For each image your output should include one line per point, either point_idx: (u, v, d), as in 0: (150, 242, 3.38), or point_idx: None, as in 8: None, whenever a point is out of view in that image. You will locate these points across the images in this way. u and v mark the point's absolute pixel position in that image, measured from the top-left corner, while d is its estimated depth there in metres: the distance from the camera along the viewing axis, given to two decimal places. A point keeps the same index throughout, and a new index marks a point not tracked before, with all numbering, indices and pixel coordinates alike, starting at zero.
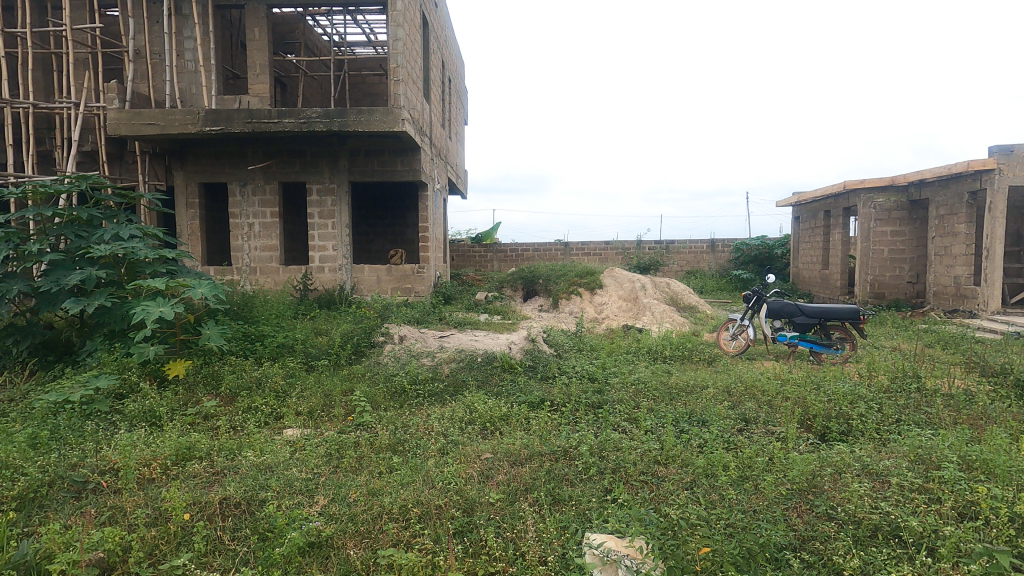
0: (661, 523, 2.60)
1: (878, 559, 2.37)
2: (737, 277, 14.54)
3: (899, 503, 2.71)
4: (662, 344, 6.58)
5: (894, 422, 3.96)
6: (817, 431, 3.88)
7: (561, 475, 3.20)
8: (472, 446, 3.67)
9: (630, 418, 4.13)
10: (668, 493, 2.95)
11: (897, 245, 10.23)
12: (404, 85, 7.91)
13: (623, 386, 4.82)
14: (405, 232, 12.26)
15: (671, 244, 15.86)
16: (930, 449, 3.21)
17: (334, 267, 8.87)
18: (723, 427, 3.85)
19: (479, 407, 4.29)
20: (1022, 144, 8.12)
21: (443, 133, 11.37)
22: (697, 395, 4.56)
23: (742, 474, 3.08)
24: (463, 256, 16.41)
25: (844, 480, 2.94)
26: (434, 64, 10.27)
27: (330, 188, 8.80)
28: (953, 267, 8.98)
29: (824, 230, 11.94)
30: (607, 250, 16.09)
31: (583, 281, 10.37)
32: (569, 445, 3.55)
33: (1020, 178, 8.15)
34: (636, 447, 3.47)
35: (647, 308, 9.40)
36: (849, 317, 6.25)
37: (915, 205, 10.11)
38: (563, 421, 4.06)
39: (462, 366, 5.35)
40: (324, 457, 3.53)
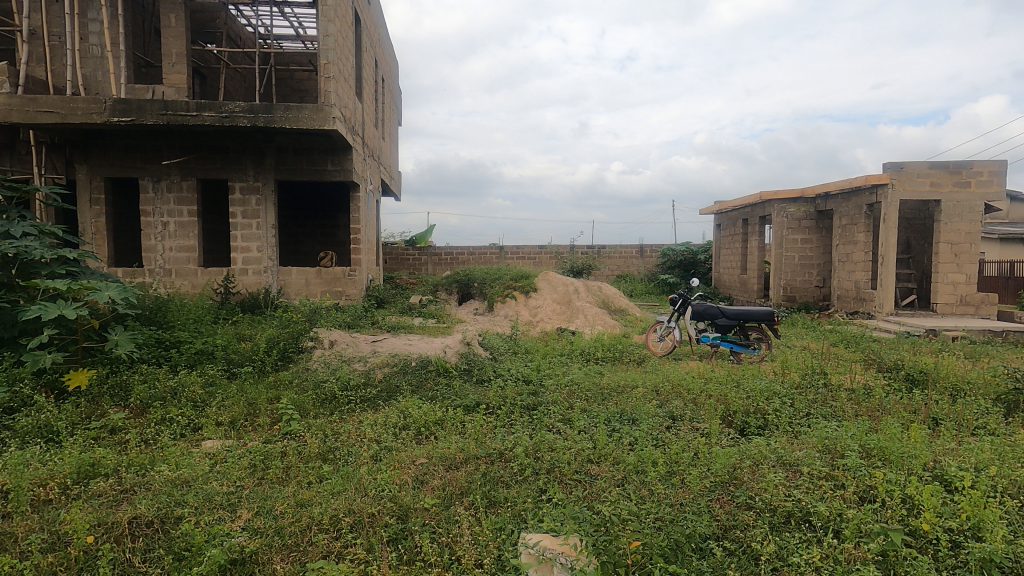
0: (594, 520, 2.68)
1: (791, 544, 2.54)
2: (664, 281, 15.17)
3: (809, 490, 2.91)
4: (594, 346, 6.75)
5: (804, 415, 4.27)
6: (737, 426, 4.12)
7: (497, 477, 3.21)
8: (407, 452, 3.61)
9: (564, 419, 4.21)
10: (600, 491, 3.02)
11: (806, 252, 11.06)
12: (335, 82, 7.65)
13: (558, 388, 4.90)
14: (335, 234, 11.87)
15: (603, 249, 16.32)
16: (835, 440, 3.49)
17: (259, 269, 8.45)
18: (652, 425, 4.00)
19: (413, 413, 4.21)
20: (910, 161, 8.97)
21: (376, 133, 11.10)
22: (627, 395, 4.71)
23: (669, 469, 3.21)
24: (397, 259, 16.11)
25: (761, 471, 3.14)
26: (367, 63, 10.02)
27: (254, 187, 8.39)
28: (854, 273, 9.82)
29: (743, 237, 12.72)
30: (541, 253, 16.33)
31: (517, 285, 10.44)
32: (505, 447, 3.56)
33: (909, 192, 8.99)
34: (570, 447, 3.53)
35: (580, 311, 9.61)
36: (765, 318, 6.66)
37: (822, 215, 10.96)
38: (498, 423, 4.07)
39: (396, 370, 5.24)
40: (247, 469, 3.35)
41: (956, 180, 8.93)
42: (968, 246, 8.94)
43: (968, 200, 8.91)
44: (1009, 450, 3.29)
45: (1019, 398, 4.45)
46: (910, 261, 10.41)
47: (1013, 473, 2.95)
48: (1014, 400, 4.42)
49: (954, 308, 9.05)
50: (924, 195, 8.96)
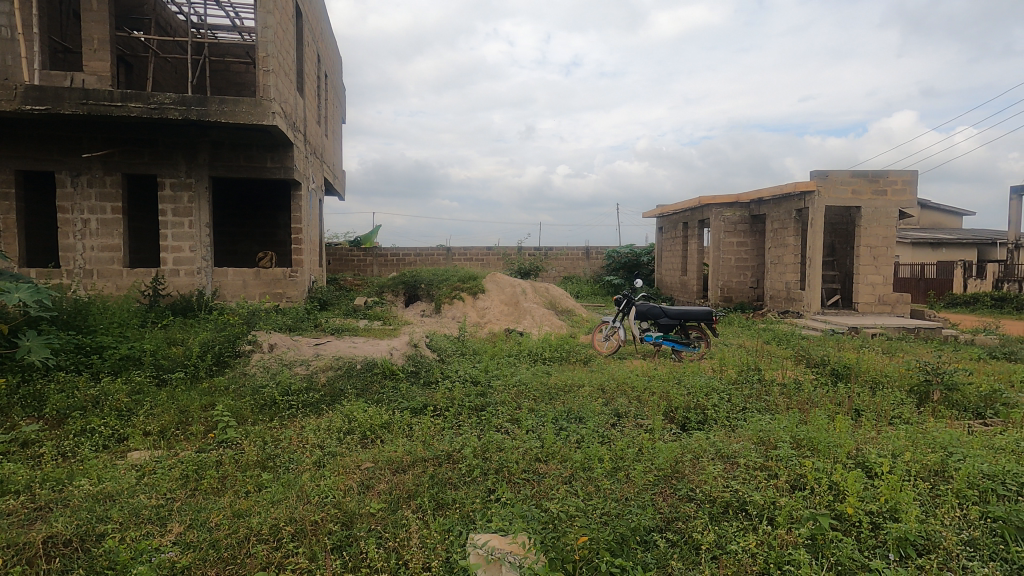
0: (542, 518, 2.70)
1: (729, 532, 2.65)
2: (609, 282, 15.51)
3: (745, 481, 3.05)
4: (541, 347, 6.81)
5: (740, 409, 4.48)
6: (679, 422, 4.26)
7: (445, 479, 3.18)
8: (352, 456, 3.51)
9: (512, 419, 4.22)
10: (548, 489, 3.05)
11: (742, 254, 11.59)
12: (274, 76, 7.36)
13: (506, 389, 4.90)
14: (275, 233, 11.42)
15: (550, 250, 16.52)
16: (768, 432, 3.67)
17: (191, 270, 8.02)
18: (598, 422, 4.08)
19: (358, 416, 4.11)
20: (835, 169, 9.57)
21: (318, 130, 10.76)
22: (574, 394, 4.79)
23: (614, 465, 3.28)
24: (341, 260, 15.70)
25: (701, 464, 3.26)
26: (309, 57, 9.70)
27: (187, 183, 7.95)
28: (785, 274, 10.37)
29: (683, 240, 13.20)
30: (489, 255, 16.35)
31: (465, 286, 10.39)
32: (453, 448, 3.53)
33: (833, 199, 9.59)
34: (518, 447, 3.54)
35: (528, 312, 9.68)
36: (704, 318, 6.94)
37: (755, 220, 11.53)
38: (447, 425, 4.03)
39: (340, 374, 5.10)
40: (179, 480, 3.17)
41: (875, 188, 9.59)
42: (885, 249, 9.63)
43: (884, 207, 9.59)
44: (921, 437, 3.56)
45: (929, 389, 4.82)
46: (835, 263, 11.11)
47: (924, 458, 3.19)
48: (925, 391, 4.80)
49: (873, 307, 9.72)
50: (847, 202, 9.58)
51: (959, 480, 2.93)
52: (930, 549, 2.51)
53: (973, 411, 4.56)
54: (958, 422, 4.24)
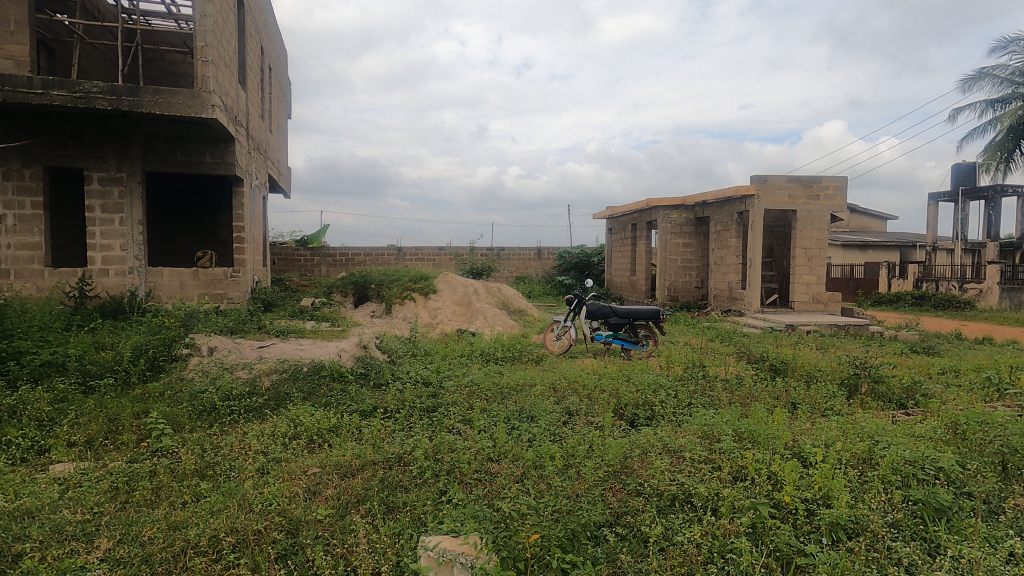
0: (494, 518, 2.69)
1: (675, 524, 2.72)
2: (560, 283, 15.68)
3: (691, 473, 3.15)
4: (493, 347, 6.80)
5: (685, 405, 4.62)
6: (628, 419, 4.35)
7: (395, 482, 3.13)
8: (297, 462, 3.40)
9: (464, 419, 4.20)
10: (500, 488, 3.05)
11: (687, 255, 11.98)
12: (214, 68, 7.03)
13: (458, 389, 4.87)
14: (215, 232, 10.93)
15: (502, 251, 16.56)
16: (712, 426, 3.81)
17: (123, 270, 7.56)
18: (550, 421, 4.11)
19: (305, 421, 3.98)
20: (773, 174, 10.02)
21: (262, 125, 10.36)
22: (526, 393, 4.81)
23: (566, 463, 3.31)
24: (286, 259, 15.19)
25: (650, 459, 3.34)
26: (252, 49, 9.33)
27: (117, 178, 7.49)
28: (728, 274, 10.79)
29: (632, 241, 13.51)
30: (441, 255, 16.22)
31: (416, 286, 10.26)
32: (403, 450, 3.47)
33: (771, 202, 10.05)
34: (470, 447, 3.52)
35: (480, 312, 9.66)
36: (652, 317, 7.12)
37: (700, 222, 11.95)
38: (397, 427, 3.96)
39: (285, 377, 4.93)
40: (108, 493, 2.98)
41: (809, 193, 10.11)
42: (818, 251, 10.18)
43: (817, 210, 10.13)
44: (851, 427, 3.78)
45: (858, 382, 5.14)
46: (773, 264, 11.66)
47: (854, 447, 3.39)
48: (854, 384, 5.10)
49: (808, 305, 10.26)
50: (784, 206, 10.06)
51: (884, 467, 3.12)
52: (859, 532, 2.67)
53: (897, 402, 4.88)
54: (883, 412, 4.54)
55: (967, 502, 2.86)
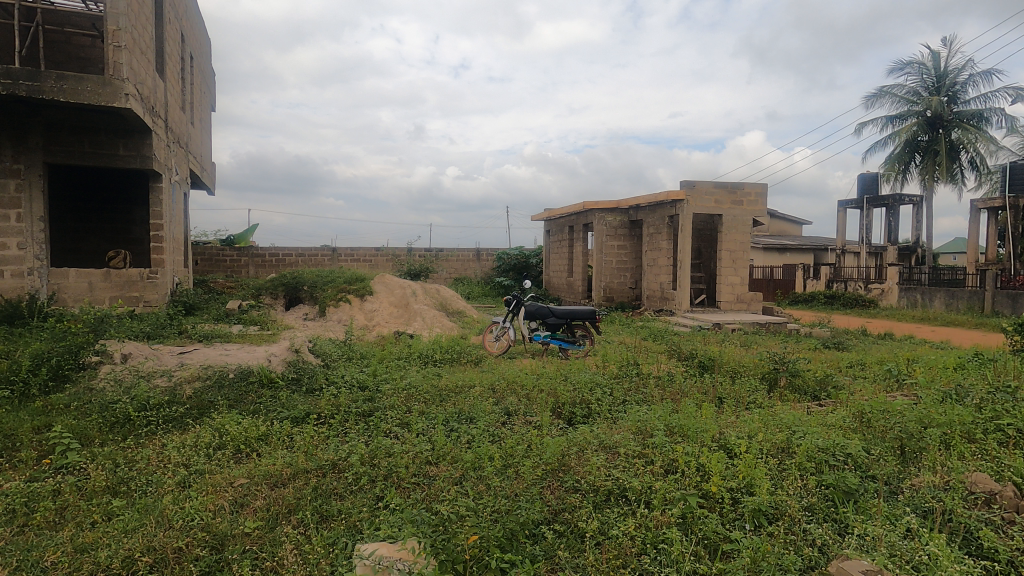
0: (432, 521, 2.65)
1: (611, 518, 2.80)
2: (499, 284, 15.75)
3: (626, 468, 3.24)
4: (432, 349, 6.73)
5: (620, 402, 4.77)
6: (565, 417, 4.43)
7: (329, 490, 3.03)
8: (223, 473, 3.22)
9: (402, 423, 4.12)
10: (438, 491, 3.02)
11: (621, 257, 12.35)
12: (127, 53, 6.52)
13: (395, 392, 4.78)
14: (129, 230, 10.17)
15: (440, 252, 16.43)
16: (646, 422, 3.94)
17: (21, 271, 6.91)
18: (488, 422, 4.12)
19: (231, 429, 3.78)
20: (700, 180, 10.51)
21: (182, 117, 9.74)
22: (465, 395, 4.80)
23: (505, 463, 3.32)
24: (210, 260, 14.37)
25: (586, 455, 3.41)
26: (171, 35, 8.76)
27: (14, 170, 6.84)
28: (659, 275, 11.21)
29: (569, 243, 13.76)
30: (378, 256, 15.88)
31: (352, 287, 9.98)
32: (338, 456, 3.36)
33: (699, 207, 10.53)
34: (408, 451, 3.46)
35: (418, 314, 9.53)
36: (588, 317, 7.28)
37: (634, 225, 12.35)
38: (331, 433, 3.84)
39: (208, 385, 4.65)
40: (2, 517, 2.70)
41: (733, 198, 10.67)
42: (742, 253, 10.77)
43: (741, 215, 10.71)
44: (771, 419, 4.02)
45: (777, 375, 5.49)
46: (701, 265, 12.22)
47: (774, 437, 3.61)
48: (774, 378, 5.46)
49: (733, 305, 10.82)
50: (711, 210, 10.56)
51: (801, 455, 3.34)
52: (778, 517, 2.85)
53: (812, 394, 5.24)
54: (800, 404, 4.88)
55: (872, 485, 3.12)
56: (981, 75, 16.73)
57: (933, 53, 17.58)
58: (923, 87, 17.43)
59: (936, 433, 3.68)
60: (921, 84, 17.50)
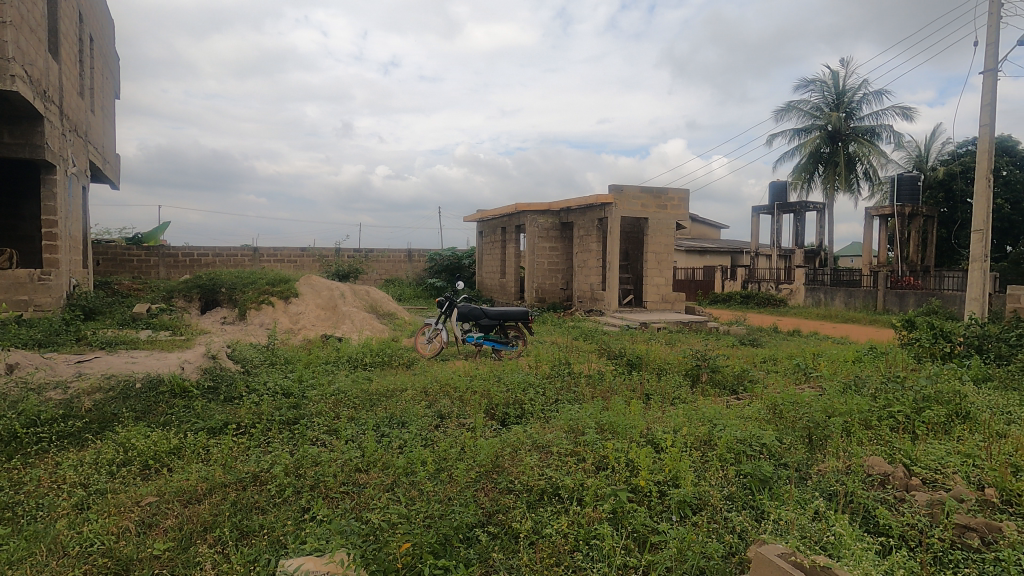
0: (363, 531, 2.56)
1: (544, 517, 2.82)
2: (430, 285, 15.57)
3: (558, 467, 3.28)
4: (361, 352, 6.53)
5: (553, 401, 4.83)
6: (498, 418, 4.44)
7: (250, 504, 2.86)
8: (129, 492, 2.96)
9: (329, 430, 3.97)
10: (368, 499, 2.92)
11: (553, 258, 12.55)
12: (14, 31, 5.87)
13: (323, 398, 4.59)
14: (17, 226, 9.17)
15: (370, 252, 16.03)
16: (577, 420, 4.01)
17: None
18: (421, 425, 4.04)
19: (137, 443, 3.48)
20: (628, 185, 10.87)
21: (80, 103, 8.90)
22: (397, 399, 4.70)
23: (438, 467, 3.27)
24: (114, 260, 13.24)
25: (519, 456, 3.43)
26: (66, 12, 7.97)
27: None
28: (589, 277, 11.50)
29: (502, 244, 13.82)
30: (303, 256, 15.25)
31: (274, 289, 9.50)
32: (260, 468, 3.17)
33: (627, 211, 10.89)
34: (336, 459, 3.33)
35: (347, 316, 9.23)
36: (521, 318, 7.34)
37: (565, 227, 12.58)
38: (253, 443, 3.63)
39: (112, 396, 4.26)
40: None
41: (658, 203, 11.11)
42: (666, 255, 11.24)
43: (665, 219, 11.18)
44: (694, 413, 4.21)
45: (699, 371, 5.78)
46: (629, 266, 12.64)
47: (696, 431, 3.78)
48: (697, 374, 5.74)
49: (658, 304, 11.27)
50: (637, 214, 10.94)
51: (722, 447, 3.51)
52: (702, 507, 2.98)
53: (730, 388, 5.55)
54: (720, 398, 5.16)
55: (785, 472, 3.33)
56: (873, 94, 18.41)
57: (833, 72, 19.16)
58: (825, 104, 18.95)
59: (839, 421, 3.99)
60: (823, 100, 19.03)
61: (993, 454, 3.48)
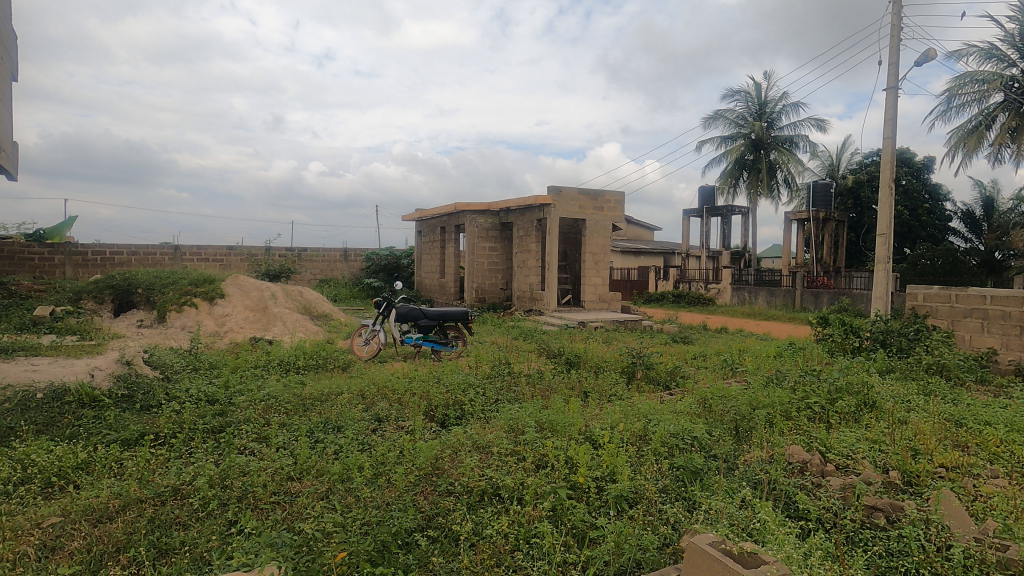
0: (295, 542, 2.46)
1: (485, 518, 2.81)
2: (368, 285, 15.20)
3: (498, 467, 3.27)
4: (294, 355, 6.26)
5: (493, 401, 4.83)
6: (438, 420, 4.39)
7: (170, 520, 2.68)
8: (28, 513, 2.69)
9: (258, 438, 3.78)
10: (301, 508, 2.80)
11: (492, 258, 12.57)
12: None
13: (251, 404, 4.36)
14: None
15: (303, 251, 15.45)
16: (517, 420, 4.03)
17: None
18: (357, 429, 3.92)
19: (38, 459, 3.17)
20: (566, 186, 11.05)
21: None
22: (332, 403, 4.54)
23: (375, 471, 3.18)
24: (12, 258, 12.05)
25: (459, 457, 3.39)
26: None
27: None
28: (529, 277, 11.60)
29: (441, 244, 13.70)
30: (230, 255, 14.48)
31: (198, 290, 8.95)
32: (181, 481, 2.97)
33: (565, 212, 11.06)
34: (266, 467, 3.17)
35: (278, 318, 8.84)
36: (461, 318, 7.30)
37: (504, 228, 12.62)
38: (173, 455, 3.40)
39: (8, 409, 3.86)
40: None
41: (595, 205, 11.36)
42: (603, 256, 11.52)
43: (602, 220, 11.45)
44: (630, 409, 4.33)
45: (635, 369, 5.96)
46: (567, 267, 12.87)
47: (633, 427, 3.89)
48: (632, 371, 5.92)
49: (596, 304, 11.52)
50: (576, 215, 11.13)
51: (657, 442, 3.63)
52: (638, 500, 3.07)
53: (664, 383, 5.75)
54: (655, 394, 5.34)
55: (715, 464, 3.49)
56: (792, 106, 19.67)
57: (756, 84, 20.31)
58: (749, 113, 20.06)
59: (762, 413, 4.23)
60: (747, 110, 20.13)
61: (896, 439, 3.79)
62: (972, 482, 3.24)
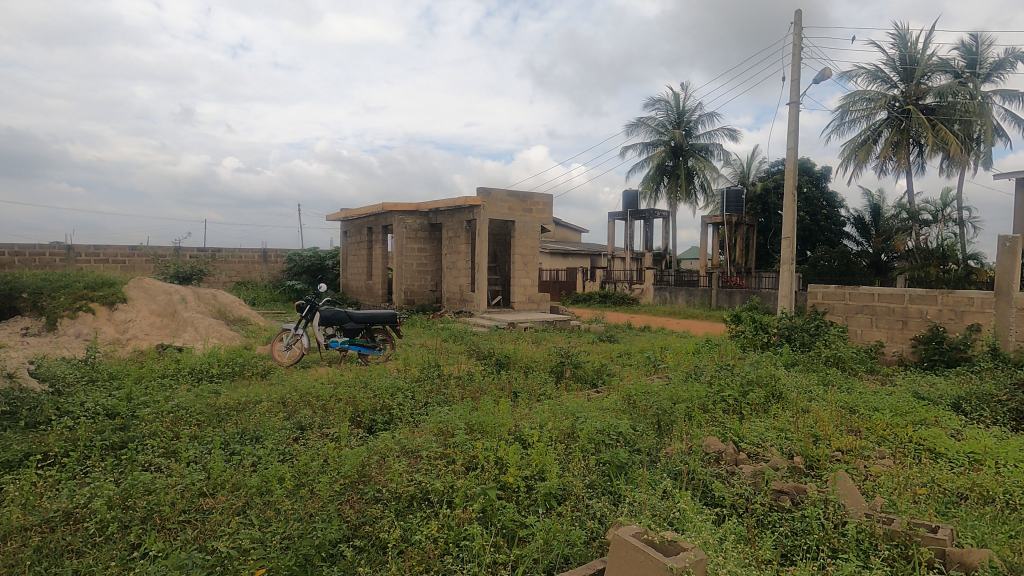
0: (207, 563, 2.30)
1: (414, 524, 2.75)
2: (289, 288, 14.52)
3: (428, 471, 3.22)
4: (207, 362, 5.87)
5: (422, 405, 4.75)
6: (365, 426, 4.27)
7: (61, 548, 2.44)
8: None
9: (166, 453, 3.51)
10: (214, 526, 2.63)
11: (421, 259, 12.40)
12: None
13: (158, 418, 4.04)
14: None
15: (217, 252, 14.53)
16: (446, 422, 3.99)
17: None
18: (278, 439, 3.74)
19: None
20: (495, 188, 11.10)
21: None
22: (250, 412, 4.29)
23: (297, 482, 3.03)
24: None
25: (387, 463, 3.31)
26: None
27: None
28: (459, 278, 11.54)
29: (368, 245, 13.35)
30: (134, 256, 13.36)
31: (95, 293, 8.17)
32: (74, 504, 2.70)
33: (494, 213, 11.09)
34: (175, 484, 2.94)
35: (189, 324, 8.26)
36: (388, 321, 7.13)
37: (433, 229, 12.48)
38: (65, 476, 3.08)
39: None
40: None
41: (524, 206, 11.48)
42: (532, 257, 11.67)
43: (531, 222, 11.59)
44: (559, 408, 4.41)
45: (563, 368, 6.07)
46: (497, 268, 12.92)
47: (561, 425, 3.96)
48: (561, 370, 6.03)
49: (525, 304, 11.64)
50: (505, 216, 11.20)
51: (585, 439, 3.71)
52: (566, 497, 3.12)
53: (590, 381, 5.90)
54: (582, 392, 5.47)
55: (639, 457, 3.62)
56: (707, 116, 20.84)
57: (674, 94, 21.35)
58: (668, 121, 21.04)
59: (682, 407, 4.44)
60: (667, 118, 21.12)
61: (800, 427, 4.10)
62: (864, 463, 3.56)
